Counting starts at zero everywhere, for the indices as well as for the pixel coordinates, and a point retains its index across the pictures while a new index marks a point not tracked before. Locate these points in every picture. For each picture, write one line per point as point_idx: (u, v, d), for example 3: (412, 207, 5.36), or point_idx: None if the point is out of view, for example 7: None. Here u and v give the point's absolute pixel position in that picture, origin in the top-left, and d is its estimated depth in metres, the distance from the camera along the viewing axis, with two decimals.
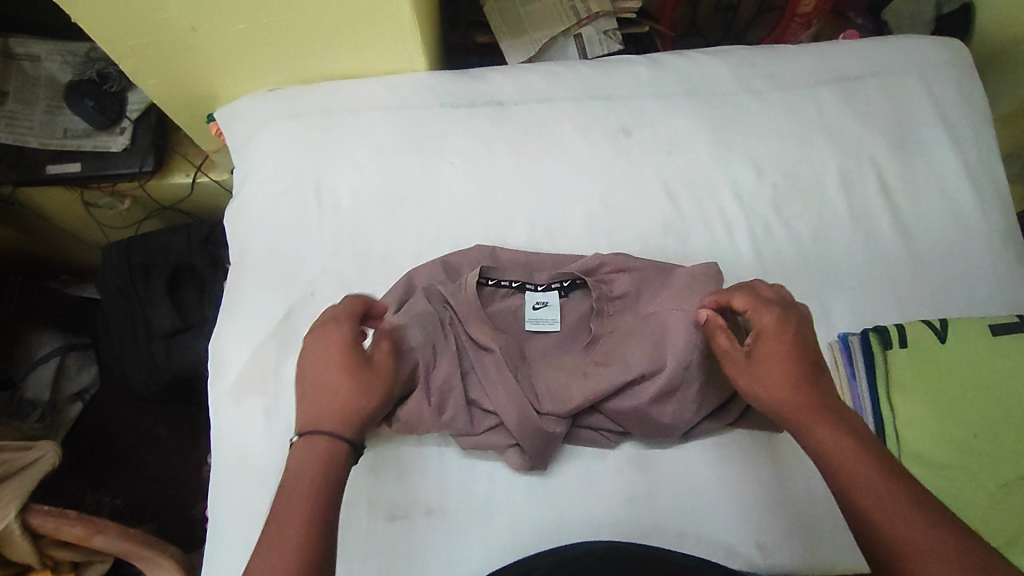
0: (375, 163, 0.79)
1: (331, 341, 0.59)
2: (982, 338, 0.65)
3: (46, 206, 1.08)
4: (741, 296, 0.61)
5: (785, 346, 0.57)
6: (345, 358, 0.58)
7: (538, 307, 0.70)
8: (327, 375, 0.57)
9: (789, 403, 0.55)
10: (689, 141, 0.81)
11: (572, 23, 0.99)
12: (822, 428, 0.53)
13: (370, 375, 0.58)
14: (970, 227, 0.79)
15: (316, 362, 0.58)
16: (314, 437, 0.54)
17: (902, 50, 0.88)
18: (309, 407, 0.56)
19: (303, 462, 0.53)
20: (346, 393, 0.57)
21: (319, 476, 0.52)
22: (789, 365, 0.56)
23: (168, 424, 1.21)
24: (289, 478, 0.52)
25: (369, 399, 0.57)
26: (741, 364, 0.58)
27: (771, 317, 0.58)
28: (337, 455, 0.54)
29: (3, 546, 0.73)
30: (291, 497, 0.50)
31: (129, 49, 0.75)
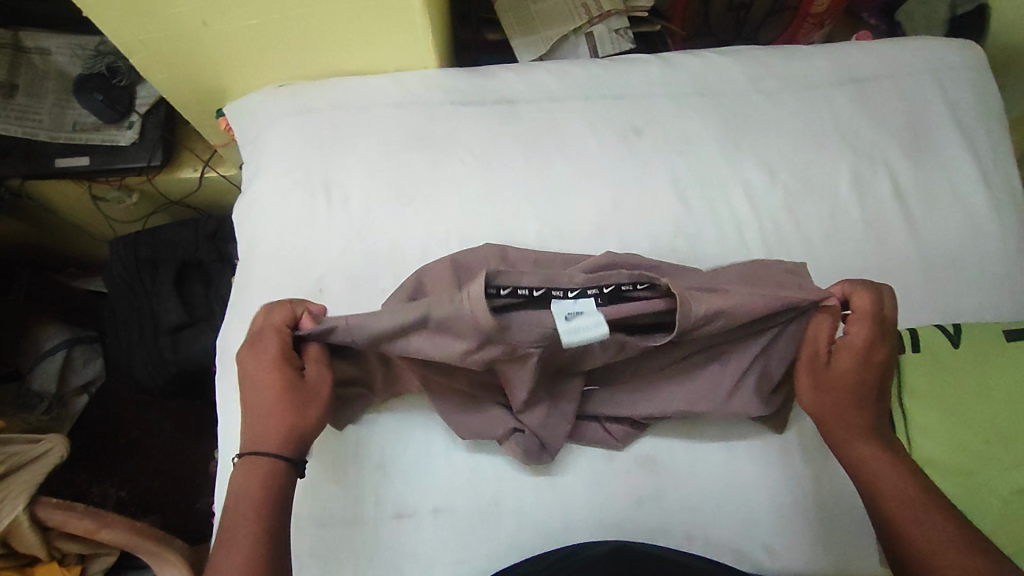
0: (384, 159, 0.79)
1: (264, 364, 0.58)
2: (996, 343, 0.65)
3: (54, 199, 1.08)
4: (860, 303, 0.60)
5: (864, 365, 0.59)
6: (277, 380, 0.57)
7: (574, 318, 0.57)
8: (261, 397, 0.58)
9: (840, 417, 0.59)
10: (701, 142, 0.81)
11: (583, 21, 0.99)
12: (863, 444, 0.58)
13: (302, 391, 0.58)
14: (985, 230, 0.79)
15: (256, 385, 0.58)
16: (251, 459, 0.56)
17: (916, 51, 0.87)
18: (249, 426, 0.58)
19: (245, 484, 0.55)
20: (275, 417, 0.57)
21: (263, 500, 0.55)
22: (855, 384, 0.59)
23: (174, 417, 1.21)
24: (233, 497, 0.55)
25: (304, 416, 0.57)
26: (812, 366, 0.61)
27: (864, 338, 0.59)
28: (275, 473, 0.56)
29: (12, 538, 0.74)
30: (235, 513, 0.54)
31: (140, 43, 0.75)
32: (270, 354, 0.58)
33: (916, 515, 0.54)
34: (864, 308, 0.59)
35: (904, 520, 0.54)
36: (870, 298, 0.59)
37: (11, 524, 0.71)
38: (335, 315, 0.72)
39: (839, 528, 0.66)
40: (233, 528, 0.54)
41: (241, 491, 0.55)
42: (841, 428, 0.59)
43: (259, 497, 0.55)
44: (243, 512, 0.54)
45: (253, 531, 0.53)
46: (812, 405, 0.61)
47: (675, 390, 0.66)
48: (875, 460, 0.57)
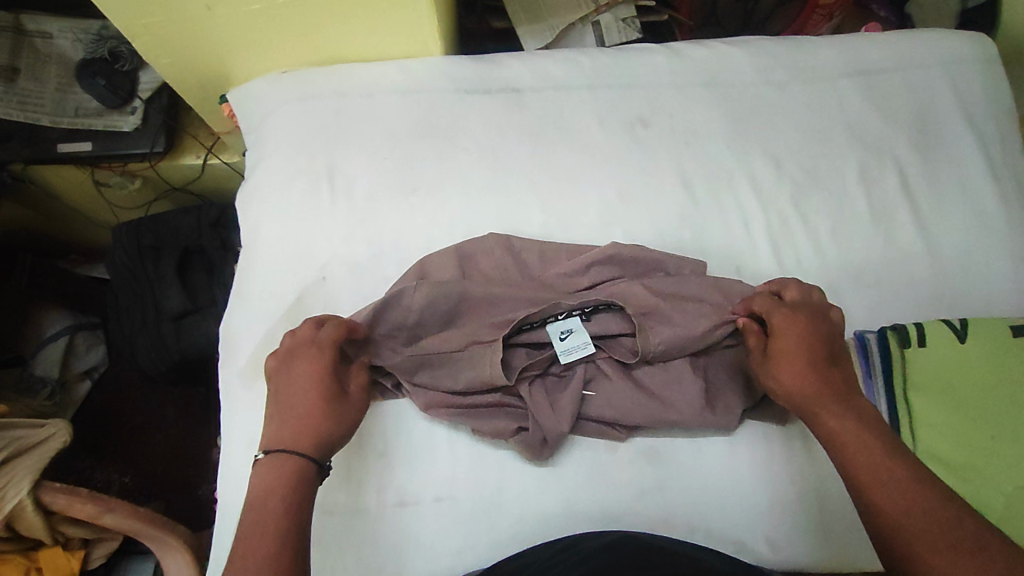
0: (388, 147, 0.78)
1: (310, 369, 0.60)
2: (1003, 339, 0.65)
3: (56, 184, 1.08)
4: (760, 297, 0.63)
5: (801, 342, 0.59)
6: (322, 386, 0.59)
7: (565, 337, 0.66)
8: (300, 399, 0.59)
9: (802, 394, 0.57)
10: (708, 132, 0.81)
11: (590, 10, 0.98)
12: (832, 416, 0.55)
13: (345, 407, 0.60)
14: (992, 224, 0.78)
15: (293, 387, 0.59)
16: (282, 459, 0.56)
17: (926, 43, 0.86)
18: (278, 425, 0.58)
19: (271, 480, 0.55)
20: (314, 421, 0.58)
21: (292, 500, 0.54)
22: (799, 360, 0.58)
23: (177, 404, 1.21)
24: (257, 493, 0.54)
25: (338, 426, 0.59)
26: (762, 364, 0.61)
27: (782, 316, 0.61)
28: (306, 476, 0.56)
29: (15, 521, 0.74)
30: (259, 513, 0.53)
31: (144, 27, 0.74)
32: (318, 360, 0.60)
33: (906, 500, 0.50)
34: (766, 304, 0.63)
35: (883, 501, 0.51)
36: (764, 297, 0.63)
37: (14, 508, 0.72)
38: (338, 302, 0.72)
39: (841, 522, 0.66)
40: (255, 528, 0.52)
41: (269, 490, 0.54)
42: (811, 403, 0.56)
43: (286, 497, 0.54)
44: (270, 509, 0.53)
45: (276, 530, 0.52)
46: (785, 395, 0.58)
47: (664, 386, 0.67)
48: (847, 437, 0.54)
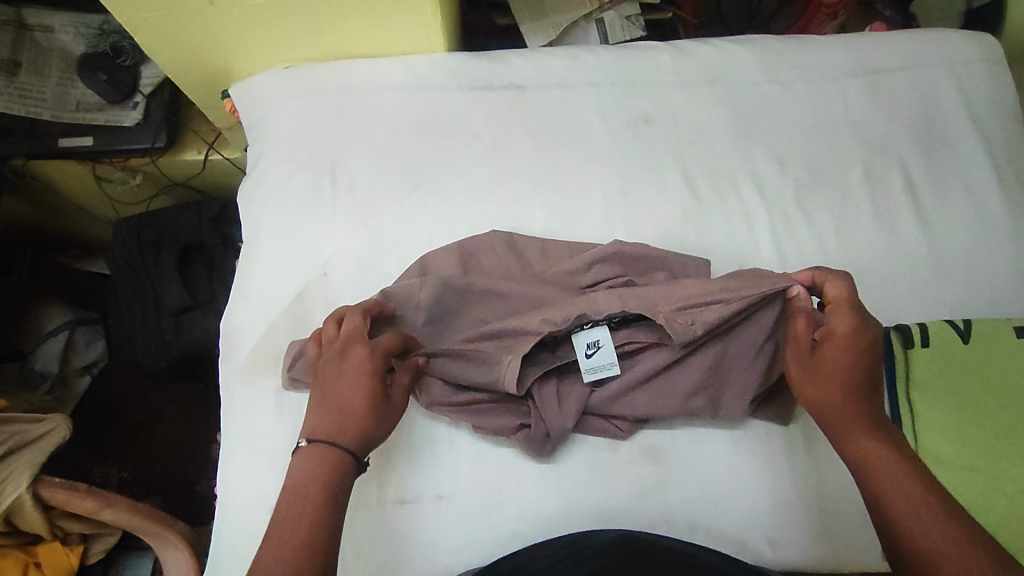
0: (390, 143, 0.78)
1: (359, 365, 0.58)
2: (1007, 341, 0.65)
3: (56, 179, 1.07)
4: (835, 288, 0.60)
5: (853, 361, 0.57)
6: (369, 383, 0.57)
7: (592, 352, 0.64)
8: (348, 394, 0.57)
9: (834, 408, 0.57)
10: (712, 130, 0.80)
11: (594, 7, 0.98)
12: (863, 438, 0.56)
13: (387, 408, 0.58)
14: (997, 226, 0.78)
15: (343, 382, 0.57)
16: (325, 449, 0.55)
17: (932, 42, 0.86)
18: (321, 418, 0.56)
19: (314, 466, 0.54)
20: (357, 419, 0.56)
21: (331, 487, 0.53)
22: (842, 377, 0.57)
23: (177, 400, 1.21)
24: (299, 476, 0.54)
25: (381, 429, 0.57)
26: (802, 358, 0.59)
27: (848, 325, 0.58)
28: (348, 466, 0.55)
29: (14, 516, 0.74)
30: (298, 496, 0.52)
31: (145, 21, 0.74)
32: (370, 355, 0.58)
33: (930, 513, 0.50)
34: (837, 297, 0.59)
35: (908, 514, 0.51)
36: (845, 286, 0.59)
37: (13, 502, 0.72)
38: (338, 299, 0.72)
39: (842, 522, 0.66)
40: (291, 510, 0.52)
41: (304, 481, 0.53)
42: (836, 418, 0.57)
43: (325, 482, 0.53)
44: (310, 494, 0.52)
45: (314, 518, 0.51)
46: (808, 403, 0.59)
47: (669, 382, 0.65)
48: (874, 455, 0.55)
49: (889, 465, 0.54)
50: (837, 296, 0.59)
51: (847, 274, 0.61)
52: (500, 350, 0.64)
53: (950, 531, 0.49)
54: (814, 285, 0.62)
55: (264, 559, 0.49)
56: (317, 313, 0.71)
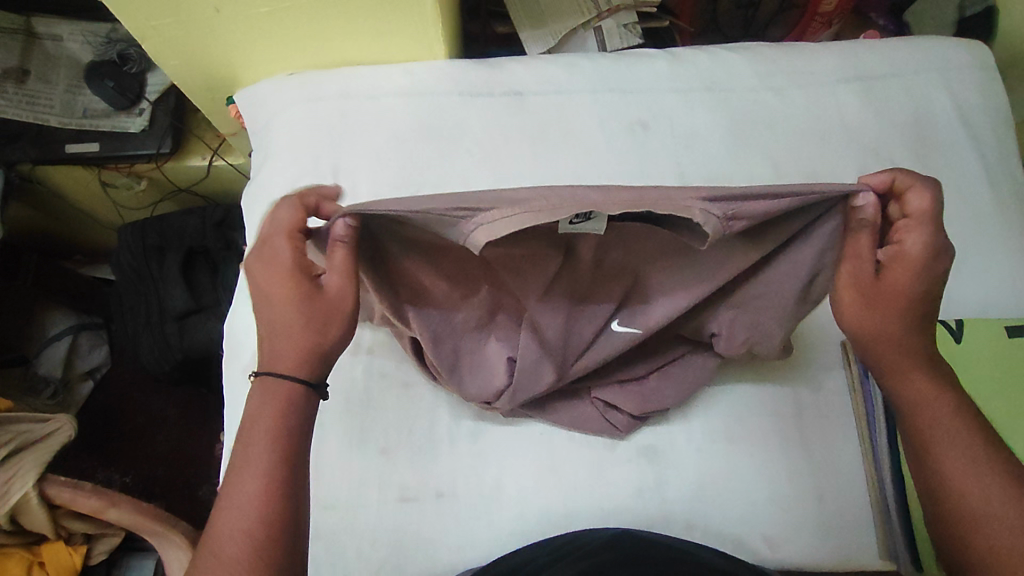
0: (392, 149, 0.80)
1: (271, 276, 0.53)
2: (996, 340, 0.68)
3: (63, 185, 1.09)
4: (917, 199, 0.50)
5: (912, 289, 0.53)
6: (286, 289, 0.53)
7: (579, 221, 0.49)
8: (275, 309, 0.53)
9: (886, 346, 0.55)
10: (707, 135, 0.82)
11: (592, 16, 0.99)
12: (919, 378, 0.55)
13: (321, 310, 0.52)
14: (989, 229, 0.79)
15: (267, 296, 0.54)
16: (269, 388, 0.52)
17: (924, 49, 0.87)
18: (267, 345, 0.53)
19: (258, 410, 0.51)
20: (292, 331, 0.52)
21: (279, 431, 0.50)
22: (899, 309, 0.54)
23: (179, 405, 1.22)
24: (245, 423, 0.51)
25: (326, 335, 0.53)
26: (867, 276, 0.53)
27: (919, 245, 0.51)
28: (294, 401, 0.52)
29: (19, 515, 0.75)
30: (247, 446, 0.50)
31: (152, 29, 0.75)
32: (274, 262, 0.54)
33: (978, 472, 0.51)
34: (919, 208, 0.50)
35: (956, 474, 0.51)
36: (928, 199, 0.50)
37: (18, 501, 0.73)
38: None
39: (839, 519, 0.67)
40: (242, 463, 0.50)
41: (250, 425, 0.51)
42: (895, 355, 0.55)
43: (273, 425, 0.51)
44: (255, 442, 0.50)
45: (264, 470, 0.49)
46: (855, 327, 0.55)
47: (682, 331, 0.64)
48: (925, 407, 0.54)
49: (940, 422, 0.53)
50: (920, 207, 0.50)
51: (931, 178, 0.51)
52: (451, 210, 0.48)
53: (1001, 497, 0.50)
54: (892, 189, 0.51)
55: (231, 524, 0.48)
56: None
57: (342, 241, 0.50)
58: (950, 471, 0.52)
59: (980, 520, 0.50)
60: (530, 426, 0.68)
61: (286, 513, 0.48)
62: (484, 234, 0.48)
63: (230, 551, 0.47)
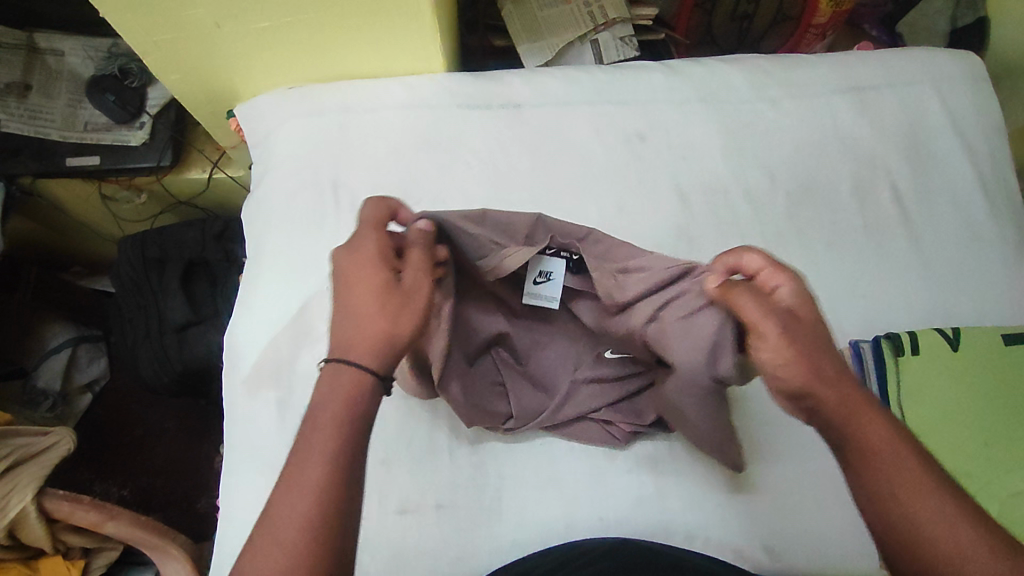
0: (392, 161, 0.80)
1: (354, 265, 0.51)
2: (992, 347, 0.69)
3: (62, 197, 1.09)
4: (756, 257, 0.52)
5: (817, 336, 0.48)
6: (371, 272, 0.50)
7: (540, 279, 0.60)
8: (357, 292, 0.50)
9: (833, 397, 0.47)
10: (703, 147, 0.82)
11: (589, 29, 1.00)
12: (869, 421, 0.47)
13: (401, 296, 0.50)
14: (984, 237, 0.80)
15: (347, 278, 0.51)
16: (341, 371, 0.47)
17: (918, 61, 0.88)
18: (340, 330, 0.49)
19: (331, 389, 0.47)
20: (368, 318, 0.49)
21: (348, 418, 0.46)
22: (818, 354, 0.48)
23: (178, 416, 1.21)
24: (315, 402, 0.47)
25: (403, 323, 0.49)
26: (782, 320, 0.48)
27: (791, 288, 0.50)
28: (366, 389, 0.47)
29: (18, 529, 0.74)
30: (313, 427, 0.45)
31: (153, 44, 0.76)
32: (361, 243, 0.52)
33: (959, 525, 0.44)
34: (763, 265, 0.51)
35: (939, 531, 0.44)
36: (762, 255, 0.52)
37: (17, 515, 0.73)
38: None
39: (840, 529, 0.66)
40: (304, 446, 0.45)
41: (316, 407, 0.46)
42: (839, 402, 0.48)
43: (340, 411, 0.46)
44: (321, 427, 0.45)
45: (327, 457, 0.44)
46: (806, 380, 0.47)
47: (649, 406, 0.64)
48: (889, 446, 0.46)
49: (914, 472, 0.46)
50: (760, 264, 0.51)
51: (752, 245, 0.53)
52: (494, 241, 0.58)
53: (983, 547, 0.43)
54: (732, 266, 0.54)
55: (283, 516, 0.43)
56: (320, 328, 0.73)
57: (417, 243, 0.54)
58: (923, 514, 0.44)
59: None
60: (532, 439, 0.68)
61: (339, 512, 0.43)
62: (514, 263, 0.56)
63: (286, 541, 0.42)
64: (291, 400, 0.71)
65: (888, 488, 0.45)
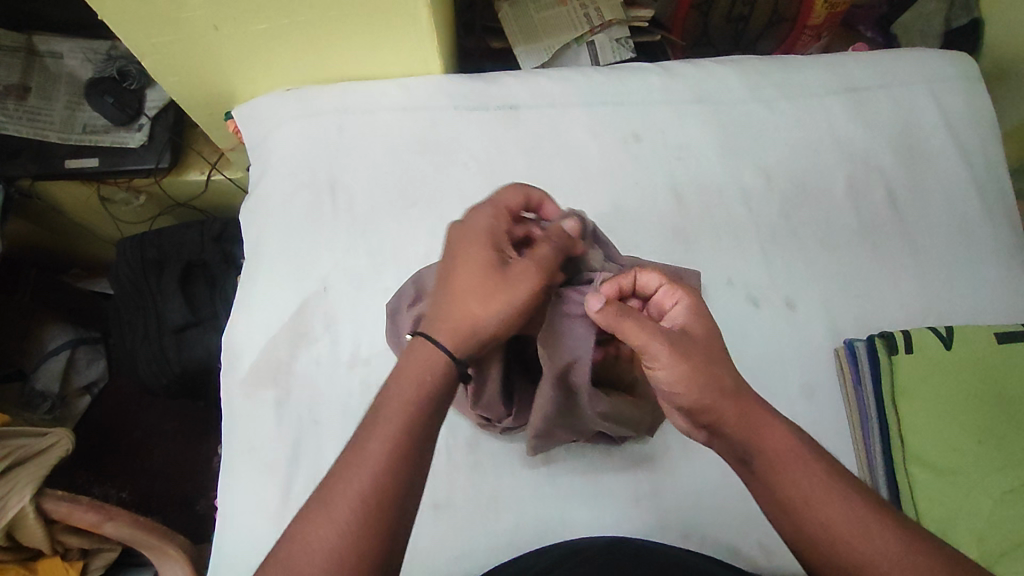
0: (389, 163, 0.81)
1: (468, 241, 0.55)
2: (984, 346, 0.70)
3: (61, 199, 1.09)
4: (650, 275, 0.55)
5: (709, 350, 0.51)
6: (484, 253, 0.53)
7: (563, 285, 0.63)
8: (463, 270, 0.53)
9: (727, 402, 0.49)
10: (699, 147, 0.83)
11: (585, 31, 1.01)
12: (768, 427, 0.49)
13: (503, 283, 0.52)
14: (977, 237, 0.81)
15: (460, 254, 0.54)
16: (428, 345, 0.50)
17: (911, 62, 0.89)
18: (439, 302, 0.52)
19: (409, 368, 0.49)
20: (468, 299, 0.52)
21: (417, 402, 0.48)
22: (709, 364, 0.50)
23: (176, 418, 1.22)
24: (390, 378, 0.49)
25: (493, 312, 0.51)
26: (670, 336, 0.51)
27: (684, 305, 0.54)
28: (442, 376, 0.49)
29: (16, 530, 0.75)
30: (385, 402, 0.47)
31: (151, 46, 0.76)
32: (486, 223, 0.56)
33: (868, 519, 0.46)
34: (660, 285, 0.55)
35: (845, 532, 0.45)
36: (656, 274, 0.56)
37: (16, 516, 0.73)
38: (338, 316, 0.74)
39: None
40: (371, 422, 0.47)
41: (392, 385, 0.48)
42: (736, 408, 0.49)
43: (411, 392, 0.48)
44: (393, 406, 0.47)
45: (396, 436, 0.46)
46: (701, 392, 0.49)
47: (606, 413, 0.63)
48: (785, 448, 0.49)
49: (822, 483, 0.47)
50: (658, 283, 0.55)
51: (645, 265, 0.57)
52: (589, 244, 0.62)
53: (897, 540, 0.45)
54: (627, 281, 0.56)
55: (342, 485, 0.44)
56: (319, 328, 0.74)
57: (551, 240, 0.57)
58: (832, 515, 0.46)
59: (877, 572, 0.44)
60: (530, 438, 0.69)
61: (399, 494, 0.44)
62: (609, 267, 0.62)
63: (342, 511, 0.43)
64: (289, 400, 0.71)
65: (797, 494, 0.47)
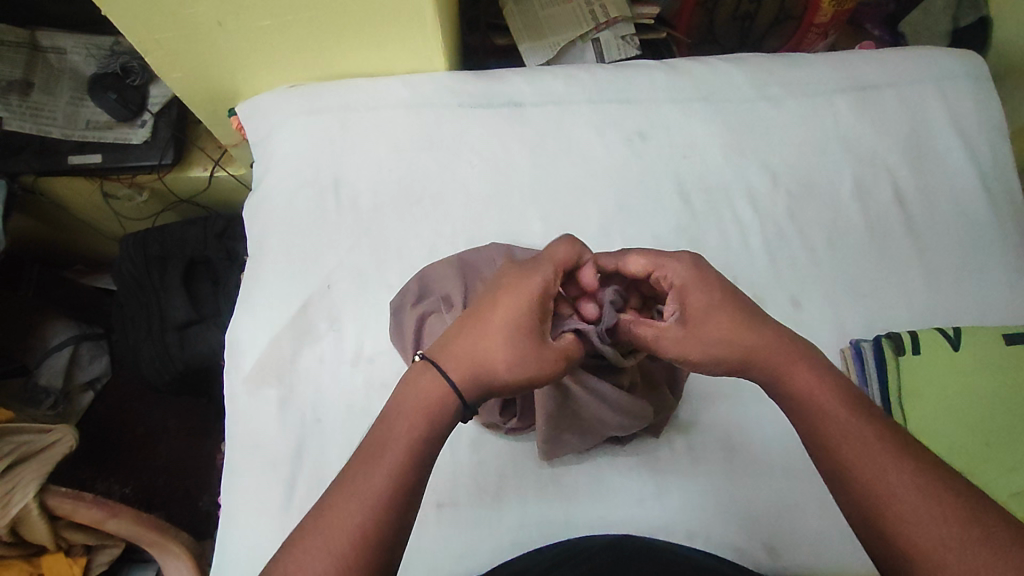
0: (394, 160, 0.80)
1: (514, 289, 0.54)
2: (993, 347, 0.69)
3: (64, 196, 1.09)
4: (636, 257, 0.58)
5: (730, 311, 0.54)
6: (521, 309, 0.53)
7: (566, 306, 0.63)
8: (496, 319, 0.52)
9: (760, 350, 0.52)
10: (704, 145, 0.82)
11: (590, 27, 1.00)
12: (800, 372, 0.51)
13: (532, 350, 0.52)
14: (985, 237, 0.80)
15: (498, 300, 0.53)
16: (438, 384, 0.50)
17: (919, 60, 0.88)
18: (459, 342, 0.52)
19: (414, 397, 0.50)
20: (494, 351, 0.51)
21: (419, 429, 0.48)
22: (734, 319, 0.53)
23: (179, 415, 1.22)
24: (392, 404, 0.50)
25: (514, 374, 0.51)
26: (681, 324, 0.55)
27: (681, 266, 0.56)
28: (447, 409, 0.50)
29: (19, 526, 0.75)
30: (388, 428, 0.48)
31: (155, 42, 0.76)
32: (529, 277, 0.55)
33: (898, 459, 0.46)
34: (647, 264, 0.58)
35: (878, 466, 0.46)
36: (643, 254, 0.58)
37: (19, 513, 0.73)
38: (341, 313, 0.74)
39: (840, 527, 0.66)
40: (373, 446, 0.48)
41: (394, 413, 0.49)
42: (770, 356, 0.52)
43: (414, 421, 0.49)
44: (396, 433, 0.48)
45: (398, 461, 0.47)
46: (735, 357, 0.53)
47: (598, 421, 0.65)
48: (817, 389, 0.50)
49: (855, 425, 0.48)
50: (643, 264, 0.58)
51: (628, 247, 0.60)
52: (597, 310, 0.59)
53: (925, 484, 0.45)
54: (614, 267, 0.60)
55: (341, 508, 0.45)
56: (322, 325, 0.74)
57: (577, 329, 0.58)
58: (869, 454, 0.46)
59: (918, 509, 0.44)
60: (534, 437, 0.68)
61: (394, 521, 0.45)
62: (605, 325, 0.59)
63: (338, 535, 0.44)
64: (292, 398, 0.71)
65: (833, 427, 0.48)
